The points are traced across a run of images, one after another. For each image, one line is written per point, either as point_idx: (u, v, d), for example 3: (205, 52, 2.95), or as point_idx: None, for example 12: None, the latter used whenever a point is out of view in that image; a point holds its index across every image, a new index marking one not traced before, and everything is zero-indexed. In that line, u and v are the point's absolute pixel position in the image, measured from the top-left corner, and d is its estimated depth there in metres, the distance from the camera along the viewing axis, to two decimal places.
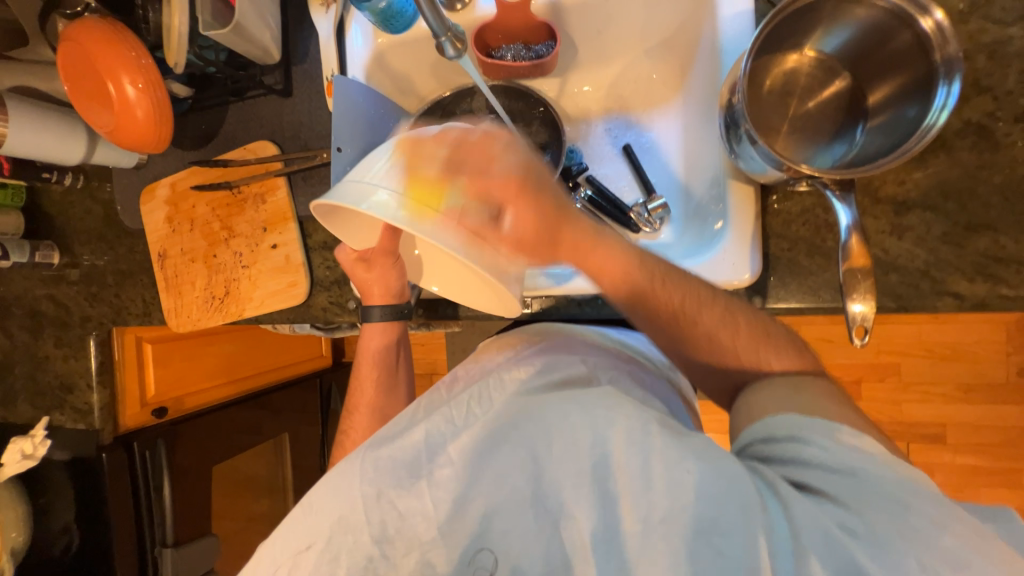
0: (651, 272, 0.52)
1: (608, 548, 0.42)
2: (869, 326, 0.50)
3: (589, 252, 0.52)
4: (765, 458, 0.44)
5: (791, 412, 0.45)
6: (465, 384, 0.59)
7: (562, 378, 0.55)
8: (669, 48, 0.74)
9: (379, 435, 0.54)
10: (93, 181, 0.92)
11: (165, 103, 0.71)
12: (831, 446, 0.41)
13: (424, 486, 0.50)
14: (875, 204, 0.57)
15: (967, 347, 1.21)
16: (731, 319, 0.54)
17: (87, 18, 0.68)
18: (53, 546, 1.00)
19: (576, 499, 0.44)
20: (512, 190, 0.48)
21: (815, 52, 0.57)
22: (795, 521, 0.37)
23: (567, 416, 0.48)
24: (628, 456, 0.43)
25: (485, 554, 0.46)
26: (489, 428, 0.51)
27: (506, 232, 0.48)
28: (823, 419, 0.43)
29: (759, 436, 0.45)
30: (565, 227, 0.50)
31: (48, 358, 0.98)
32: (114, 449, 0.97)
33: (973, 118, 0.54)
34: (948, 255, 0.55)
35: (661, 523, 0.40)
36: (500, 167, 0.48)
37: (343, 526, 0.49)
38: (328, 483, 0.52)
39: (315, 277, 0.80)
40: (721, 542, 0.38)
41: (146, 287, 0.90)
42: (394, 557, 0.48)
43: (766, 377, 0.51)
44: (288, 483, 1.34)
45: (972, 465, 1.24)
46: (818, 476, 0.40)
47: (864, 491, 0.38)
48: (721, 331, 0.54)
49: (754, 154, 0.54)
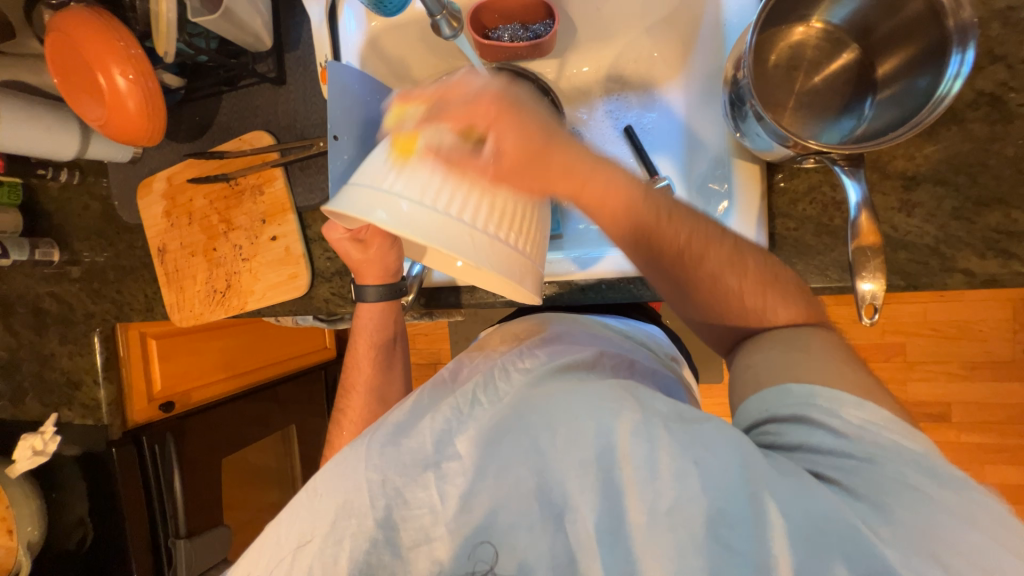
0: (656, 205, 0.47)
1: (612, 539, 0.42)
2: (879, 304, 0.49)
3: (587, 177, 0.45)
4: (772, 444, 0.44)
5: (794, 385, 0.44)
6: (470, 372, 0.60)
7: (566, 366, 0.55)
8: (670, 24, 0.72)
9: (388, 423, 0.55)
10: (89, 177, 0.91)
11: (157, 93, 0.70)
12: (843, 432, 0.41)
13: (432, 478, 0.50)
14: (884, 179, 0.55)
15: (973, 325, 1.20)
16: (739, 259, 0.49)
17: (75, 8, 0.67)
18: (68, 539, 1.01)
19: (580, 489, 0.44)
20: (493, 113, 0.44)
21: (823, 23, 0.55)
22: (815, 508, 0.37)
23: (572, 408, 0.48)
24: (633, 446, 0.43)
25: (486, 547, 0.46)
26: (495, 420, 0.52)
27: (486, 159, 0.44)
28: (826, 388, 0.43)
29: (764, 415, 0.45)
30: (556, 149, 0.44)
31: (53, 355, 0.98)
32: (123, 443, 0.98)
33: (986, 89, 0.53)
34: (959, 231, 0.54)
35: (667, 513, 0.40)
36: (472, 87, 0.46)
37: (348, 510, 0.50)
38: (334, 470, 0.52)
39: (316, 268, 0.79)
40: (729, 533, 0.38)
41: (148, 282, 0.90)
42: (401, 548, 0.49)
43: (766, 333, 0.50)
44: (297, 473, 1.36)
45: (977, 442, 1.24)
46: (830, 463, 0.40)
47: (879, 477, 0.38)
48: (726, 274, 0.49)
49: (761, 131, 0.53)
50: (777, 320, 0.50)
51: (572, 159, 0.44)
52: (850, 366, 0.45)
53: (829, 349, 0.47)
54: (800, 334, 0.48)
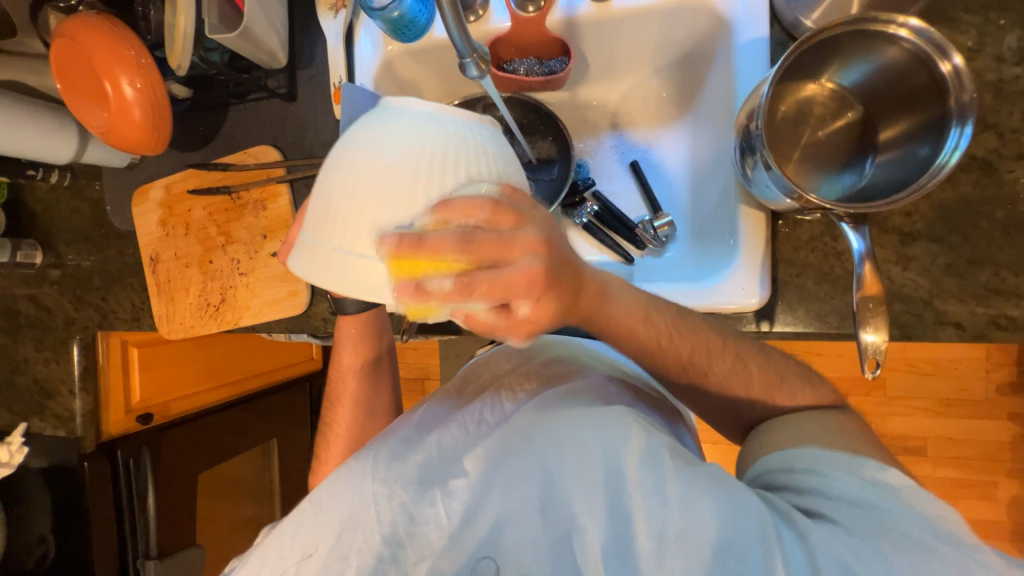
0: (657, 296, 0.52)
1: (620, 564, 0.41)
2: (882, 358, 0.51)
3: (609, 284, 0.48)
4: (783, 486, 0.45)
5: (813, 447, 0.45)
6: (476, 390, 0.58)
7: (573, 389, 0.54)
8: (679, 68, 0.73)
9: (394, 438, 0.53)
10: (81, 179, 0.88)
11: (164, 103, 0.68)
12: (851, 480, 0.41)
13: (437, 495, 0.48)
14: (882, 233, 0.58)
15: (949, 363, 1.25)
16: (742, 368, 0.53)
17: (83, 15, 0.66)
18: (28, 557, 0.95)
19: (589, 511, 0.44)
20: (534, 280, 0.35)
21: (833, 84, 0.58)
22: (813, 551, 0.37)
23: (581, 431, 0.47)
24: (641, 471, 0.43)
25: (488, 563, 0.45)
26: (503, 439, 0.50)
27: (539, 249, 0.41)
28: (848, 455, 0.44)
29: (777, 466, 0.46)
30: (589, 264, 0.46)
31: (27, 361, 0.92)
32: (96, 457, 0.93)
33: (979, 154, 0.56)
34: (951, 286, 0.56)
35: (677, 540, 0.40)
36: (527, 258, 0.35)
37: (353, 524, 0.48)
38: (339, 483, 0.50)
39: (316, 285, 0.77)
40: (741, 568, 0.37)
41: (136, 291, 0.86)
42: (405, 562, 0.47)
43: (778, 415, 0.52)
44: (275, 488, 1.32)
45: (952, 477, 1.28)
46: (835, 506, 0.41)
47: (881, 524, 0.38)
48: (727, 377, 0.53)
49: (768, 180, 0.54)
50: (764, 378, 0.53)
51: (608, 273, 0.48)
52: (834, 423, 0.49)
53: (825, 424, 0.48)
54: (798, 417, 0.50)
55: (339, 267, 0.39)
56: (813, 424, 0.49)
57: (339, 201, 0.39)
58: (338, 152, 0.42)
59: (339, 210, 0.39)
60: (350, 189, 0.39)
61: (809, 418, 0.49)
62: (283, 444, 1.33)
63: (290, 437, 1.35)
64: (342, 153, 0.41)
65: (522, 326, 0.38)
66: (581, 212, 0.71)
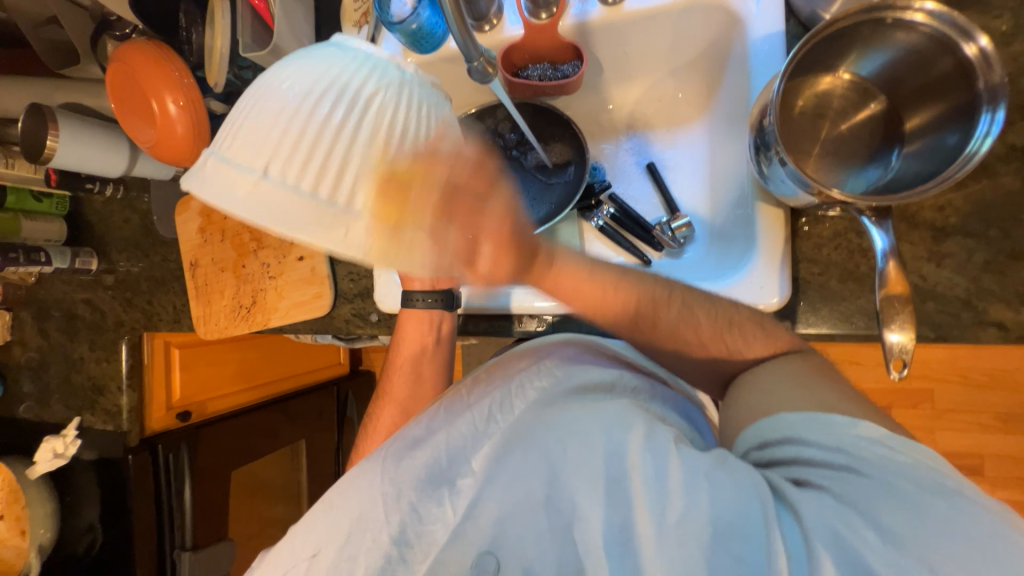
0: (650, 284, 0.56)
1: (622, 550, 0.40)
2: (909, 359, 0.48)
3: (570, 290, 0.56)
4: (768, 463, 0.43)
5: (787, 413, 0.44)
6: (484, 388, 0.58)
7: (583, 387, 0.53)
8: (695, 67, 0.73)
9: (403, 438, 0.54)
10: (132, 192, 0.95)
11: (204, 120, 0.74)
12: (825, 440, 0.41)
13: (445, 495, 0.49)
14: (912, 229, 0.55)
15: (1007, 375, 1.15)
16: (690, 314, 0.55)
17: (135, 40, 0.72)
18: (76, 545, 1.01)
19: (590, 501, 0.43)
20: (501, 236, 0.48)
21: (850, 75, 0.57)
22: (805, 522, 0.36)
23: (583, 424, 0.47)
24: (643, 459, 0.42)
25: (490, 559, 0.44)
26: (509, 435, 0.51)
27: (482, 260, 0.49)
28: (817, 413, 0.43)
29: (755, 443, 0.46)
30: (548, 272, 0.55)
31: (81, 360, 0.99)
32: (139, 450, 0.98)
33: (1018, 143, 0.53)
34: (991, 284, 0.53)
35: (676, 526, 0.38)
36: (497, 200, 0.47)
37: (362, 523, 0.48)
38: (353, 481, 0.51)
39: (339, 289, 0.80)
40: (739, 547, 0.36)
41: (177, 294, 0.93)
42: (411, 562, 0.47)
43: (765, 361, 0.53)
44: (303, 488, 1.36)
45: (1012, 499, 1.17)
46: (820, 473, 0.40)
47: (868, 487, 0.37)
48: (683, 327, 0.55)
49: (784, 176, 0.53)
50: (766, 357, 0.53)
51: (559, 280, 0.56)
52: (854, 402, 0.45)
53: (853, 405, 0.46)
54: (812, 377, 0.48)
55: (210, 177, 0.40)
56: (791, 383, 0.48)
57: (263, 124, 0.40)
58: (271, 84, 0.42)
59: (260, 130, 0.39)
60: (270, 107, 0.40)
61: (781, 377, 0.49)
62: (311, 445, 1.37)
63: (319, 440, 1.40)
64: (287, 88, 0.41)
65: (487, 270, 0.50)
66: (597, 215, 0.72)
